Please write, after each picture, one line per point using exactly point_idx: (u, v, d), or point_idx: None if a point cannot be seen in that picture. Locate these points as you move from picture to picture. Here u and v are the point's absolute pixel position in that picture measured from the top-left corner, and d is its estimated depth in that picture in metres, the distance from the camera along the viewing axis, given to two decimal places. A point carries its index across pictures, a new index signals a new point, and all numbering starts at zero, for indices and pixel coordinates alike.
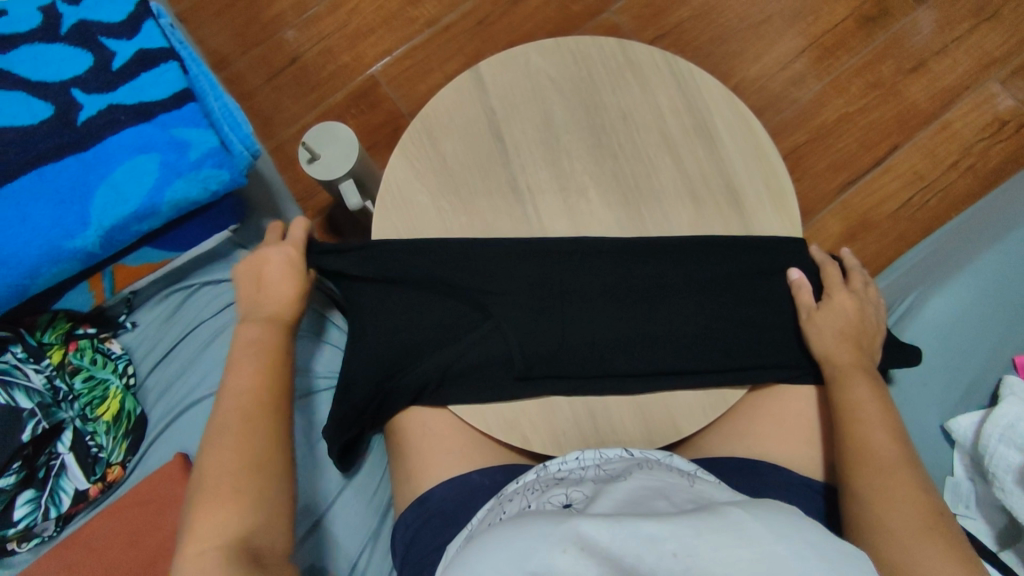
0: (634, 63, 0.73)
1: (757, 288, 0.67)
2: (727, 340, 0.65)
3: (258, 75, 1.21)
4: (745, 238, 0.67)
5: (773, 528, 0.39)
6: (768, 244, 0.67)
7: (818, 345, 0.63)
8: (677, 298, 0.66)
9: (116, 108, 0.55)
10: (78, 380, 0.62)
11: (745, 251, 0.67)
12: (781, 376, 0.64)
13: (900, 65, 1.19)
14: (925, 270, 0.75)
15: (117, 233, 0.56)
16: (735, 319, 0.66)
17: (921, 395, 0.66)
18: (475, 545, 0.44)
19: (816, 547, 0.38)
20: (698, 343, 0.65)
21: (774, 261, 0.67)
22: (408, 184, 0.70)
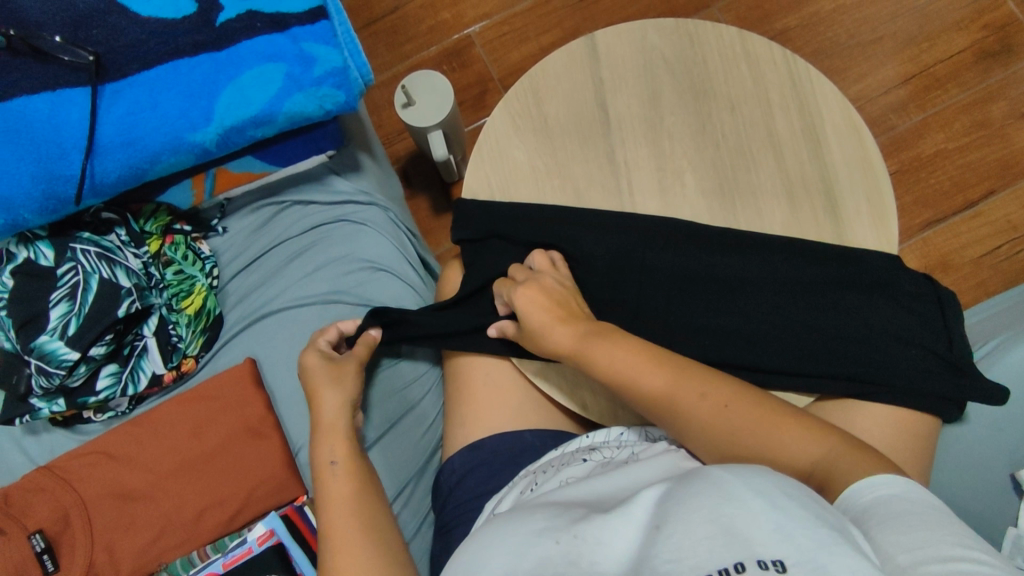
0: (752, 55, 0.72)
1: (848, 300, 0.64)
2: (805, 347, 0.62)
3: (359, 19, 1.23)
4: (839, 247, 0.65)
5: (751, 485, 0.38)
6: (862, 258, 0.65)
7: (898, 368, 0.61)
8: (760, 296, 0.64)
9: (255, 14, 0.57)
10: (169, 271, 0.65)
11: (838, 260, 0.65)
12: (855, 393, 0.61)
13: (1013, 108, 1.14)
14: (1018, 314, 0.71)
15: (234, 134, 0.57)
16: (818, 328, 0.63)
17: (992, 439, 0.63)
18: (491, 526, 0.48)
19: (793, 499, 0.37)
20: (771, 345, 0.63)
21: (870, 276, 0.64)
22: (505, 139, 0.70)
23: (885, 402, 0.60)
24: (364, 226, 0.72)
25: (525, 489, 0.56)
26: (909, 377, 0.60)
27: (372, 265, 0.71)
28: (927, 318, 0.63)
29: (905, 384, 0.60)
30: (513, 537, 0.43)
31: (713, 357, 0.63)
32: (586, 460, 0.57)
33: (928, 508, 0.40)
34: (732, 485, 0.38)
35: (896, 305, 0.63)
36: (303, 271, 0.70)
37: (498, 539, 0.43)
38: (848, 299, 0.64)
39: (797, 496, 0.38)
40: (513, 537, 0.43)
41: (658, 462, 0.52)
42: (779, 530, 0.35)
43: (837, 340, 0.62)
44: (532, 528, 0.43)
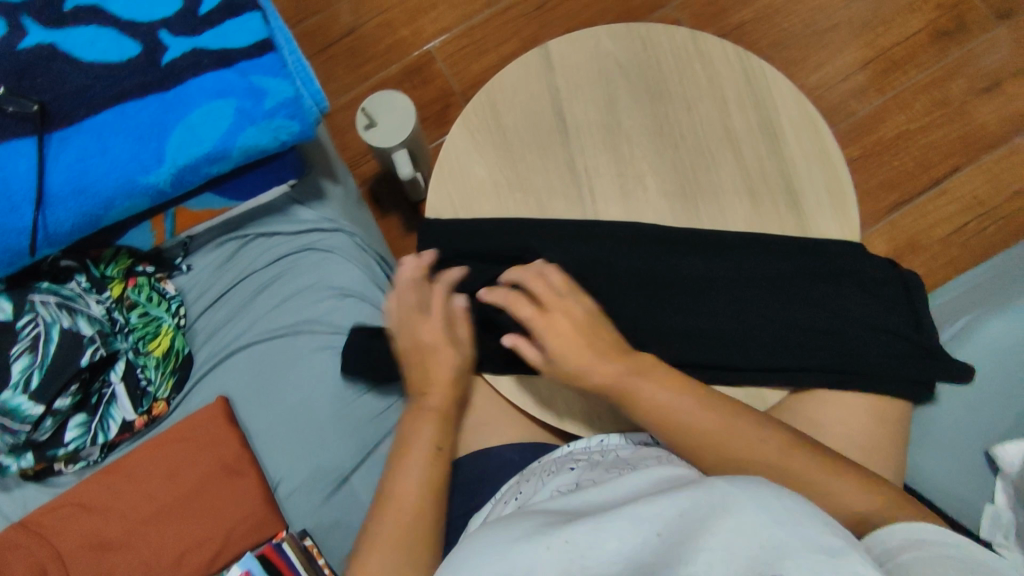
0: (705, 54, 0.72)
1: (814, 291, 0.65)
2: (775, 341, 0.63)
3: (318, 42, 1.23)
4: (804, 241, 0.66)
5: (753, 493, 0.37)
6: (825, 250, 0.66)
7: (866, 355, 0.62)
8: (726, 294, 0.65)
9: (200, 51, 0.56)
10: (134, 314, 0.65)
11: (802, 254, 0.65)
12: (831, 384, 0.61)
13: (971, 85, 1.15)
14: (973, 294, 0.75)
15: (188, 173, 0.57)
16: (784, 321, 0.63)
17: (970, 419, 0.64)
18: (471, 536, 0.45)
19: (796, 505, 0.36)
20: (741, 343, 0.63)
21: (835, 267, 0.65)
22: (466, 154, 0.70)
23: (858, 390, 0.61)
24: (330, 253, 0.72)
25: (511, 502, 0.55)
26: (877, 362, 0.61)
27: (340, 291, 0.71)
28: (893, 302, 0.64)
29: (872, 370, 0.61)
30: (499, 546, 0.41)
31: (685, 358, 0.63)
32: (573, 468, 0.56)
33: (949, 538, 0.39)
34: (729, 495, 0.37)
35: (863, 293, 0.64)
36: (271, 303, 0.70)
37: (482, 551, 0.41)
38: (814, 290, 0.65)
39: (799, 507, 0.37)
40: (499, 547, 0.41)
41: (649, 467, 0.51)
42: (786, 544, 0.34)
43: (806, 332, 0.63)
44: (517, 536, 0.41)
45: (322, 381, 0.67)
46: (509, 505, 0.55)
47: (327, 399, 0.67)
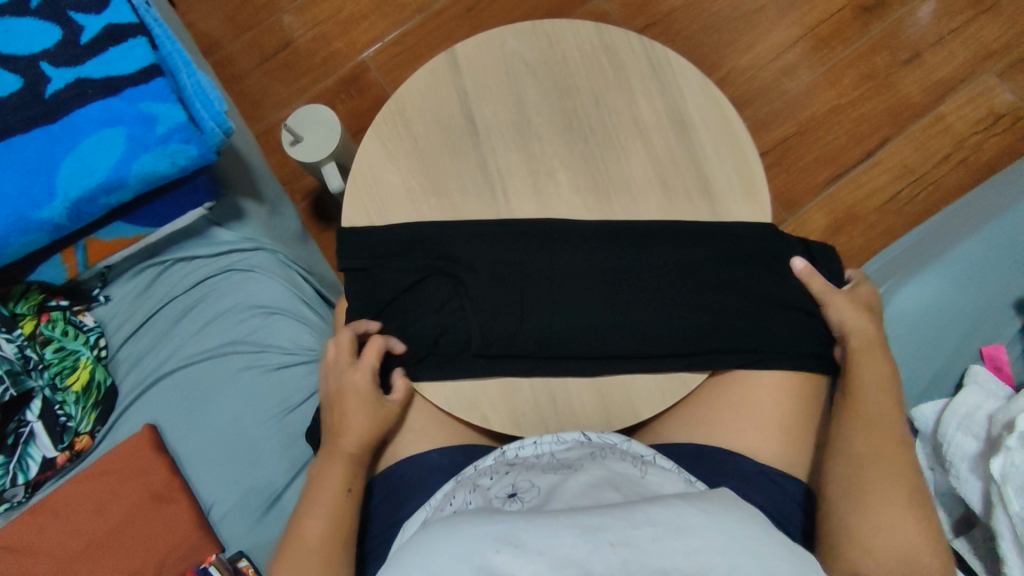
0: (610, 47, 0.73)
1: (731, 273, 0.66)
2: (692, 326, 0.65)
3: (250, 58, 1.22)
4: (723, 226, 0.67)
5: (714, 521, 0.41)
6: (742, 233, 0.67)
7: (782, 336, 0.64)
8: (644, 282, 0.66)
9: (85, 81, 0.56)
10: (49, 350, 0.64)
11: (721, 239, 0.66)
12: (746, 363, 0.64)
13: (894, 57, 1.18)
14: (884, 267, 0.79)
15: (85, 205, 0.56)
16: (701, 306, 0.65)
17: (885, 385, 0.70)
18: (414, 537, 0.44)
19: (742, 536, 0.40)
20: (658, 329, 0.64)
21: (753, 250, 0.66)
22: (379, 164, 0.70)
23: (769, 368, 0.63)
24: (252, 272, 0.71)
25: (445, 508, 0.54)
26: (787, 345, 0.64)
27: (265, 310, 0.70)
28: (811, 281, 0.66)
29: (783, 348, 0.63)
30: (455, 540, 0.40)
31: (604, 349, 0.64)
32: (509, 471, 0.56)
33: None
34: (691, 521, 0.40)
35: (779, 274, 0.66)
36: (194, 328, 0.69)
37: (434, 547, 0.40)
38: (728, 271, 0.66)
39: (753, 537, 0.40)
40: (454, 541, 0.40)
41: (591, 471, 0.52)
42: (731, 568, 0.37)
43: (719, 315, 0.65)
44: (474, 532, 0.40)
45: (250, 401, 0.67)
46: (445, 509, 0.53)
47: (257, 420, 0.67)
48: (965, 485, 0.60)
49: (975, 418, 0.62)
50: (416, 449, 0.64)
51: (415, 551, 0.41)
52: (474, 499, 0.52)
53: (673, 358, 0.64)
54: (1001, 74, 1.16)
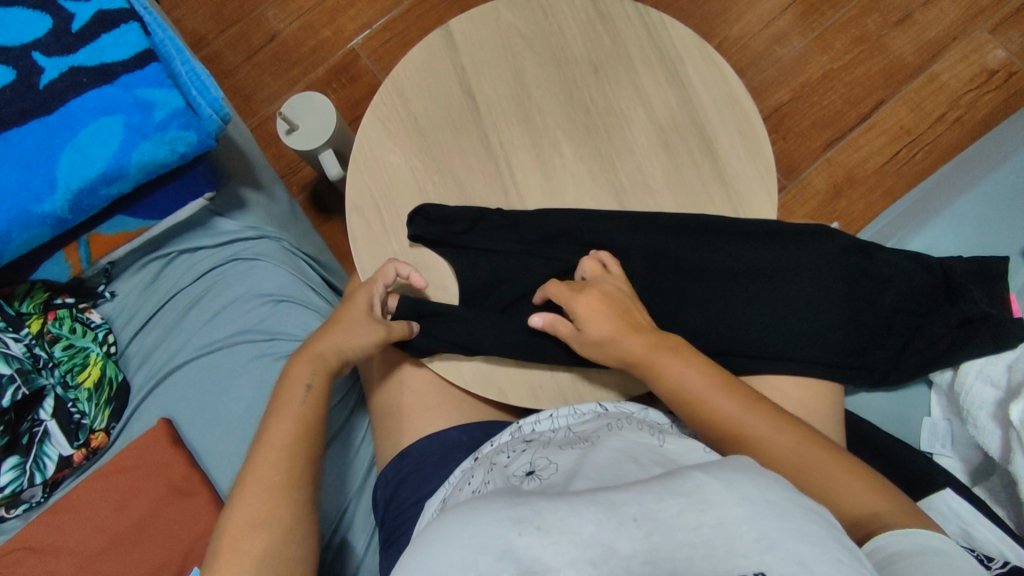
0: (605, 15, 0.72)
1: (754, 249, 0.64)
2: (719, 310, 0.64)
3: (238, 53, 1.20)
4: (749, 223, 0.65)
5: (738, 490, 0.37)
6: (772, 231, 0.65)
7: (814, 338, 0.62)
8: (667, 281, 0.66)
9: (79, 69, 0.55)
10: (58, 348, 0.63)
11: (749, 234, 0.65)
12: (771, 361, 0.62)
13: (886, 19, 1.17)
14: (895, 224, 0.80)
15: (86, 196, 0.56)
16: (727, 289, 0.64)
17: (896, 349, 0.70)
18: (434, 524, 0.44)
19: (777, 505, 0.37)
20: (680, 310, 0.65)
21: (783, 248, 0.64)
22: (380, 143, 0.70)
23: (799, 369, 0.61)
24: (258, 260, 0.71)
25: (464, 488, 0.54)
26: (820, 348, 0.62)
27: (272, 298, 0.70)
28: (843, 254, 0.63)
29: (817, 333, 0.61)
30: (476, 526, 0.39)
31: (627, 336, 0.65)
32: (525, 447, 0.56)
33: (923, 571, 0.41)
34: (716, 491, 0.37)
35: (809, 245, 0.64)
36: (202, 319, 0.69)
37: (455, 531, 0.39)
38: (749, 243, 0.64)
39: (779, 495, 0.37)
40: (475, 526, 0.39)
41: (609, 444, 0.51)
42: (762, 540, 0.34)
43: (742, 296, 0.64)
44: (495, 517, 0.39)
45: (262, 391, 0.67)
46: (465, 490, 0.53)
47: None
48: (984, 434, 0.61)
49: (995, 365, 0.61)
50: (434, 428, 0.64)
51: (436, 536, 0.41)
52: (494, 477, 0.52)
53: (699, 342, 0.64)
54: (993, 30, 1.16)
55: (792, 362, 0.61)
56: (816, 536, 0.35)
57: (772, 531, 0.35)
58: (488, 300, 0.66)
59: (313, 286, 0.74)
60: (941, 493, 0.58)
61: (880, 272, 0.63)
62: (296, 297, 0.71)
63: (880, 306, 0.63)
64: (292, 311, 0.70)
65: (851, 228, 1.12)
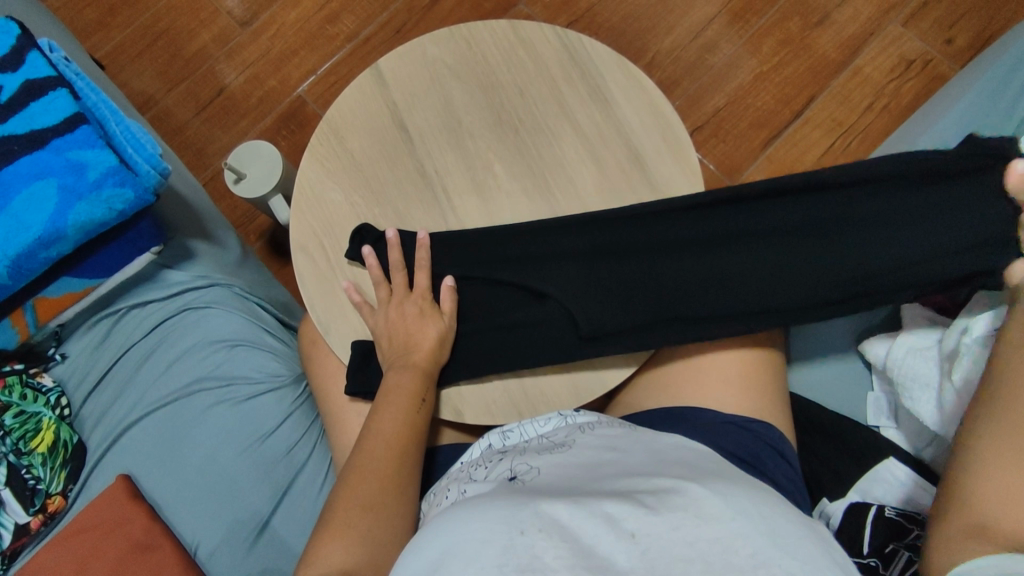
0: (526, 40, 0.75)
1: (694, 225, 0.66)
2: (666, 288, 0.65)
3: (187, 109, 1.22)
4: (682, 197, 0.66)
5: (730, 505, 0.42)
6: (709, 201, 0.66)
7: (765, 302, 0.63)
8: (610, 266, 0.66)
9: (8, 138, 0.57)
10: (8, 416, 0.63)
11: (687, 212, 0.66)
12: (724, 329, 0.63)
13: (806, 20, 1.23)
14: None
15: (25, 261, 0.57)
16: (674, 265, 0.65)
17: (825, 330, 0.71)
18: (426, 530, 0.45)
19: (766, 519, 0.41)
20: (632, 294, 0.65)
21: (720, 221, 0.65)
22: (320, 182, 0.71)
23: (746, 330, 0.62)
24: (209, 308, 0.71)
25: (444, 501, 0.55)
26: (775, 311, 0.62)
27: (226, 343, 0.71)
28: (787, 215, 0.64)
29: (767, 295, 0.63)
30: (483, 528, 0.41)
31: (583, 327, 0.64)
32: (502, 457, 0.57)
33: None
34: (711, 505, 0.41)
35: (752, 212, 0.65)
36: (157, 371, 0.69)
37: (460, 527, 0.42)
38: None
39: (765, 508, 0.42)
40: (481, 519, 0.42)
41: (591, 448, 0.53)
42: (757, 555, 0.38)
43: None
44: (500, 521, 0.41)
45: (222, 435, 0.67)
46: (446, 502, 0.54)
47: (237, 455, 0.67)
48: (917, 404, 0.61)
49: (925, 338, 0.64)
50: None
51: (435, 541, 0.42)
52: (475, 487, 0.53)
53: (658, 319, 0.64)
54: (906, 22, 1.22)
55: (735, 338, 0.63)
56: (799, 540, 0.40)
57: (763, 549, 0.38)
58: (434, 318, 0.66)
59: (268, 326, 0.75)
60: (885, 461, 0.61)
61: (845, 218, 0.63)
62: (250, 341, 0.71)
63: (852, 248, 0.62)
64: (248, 354, 0.71)
65: None
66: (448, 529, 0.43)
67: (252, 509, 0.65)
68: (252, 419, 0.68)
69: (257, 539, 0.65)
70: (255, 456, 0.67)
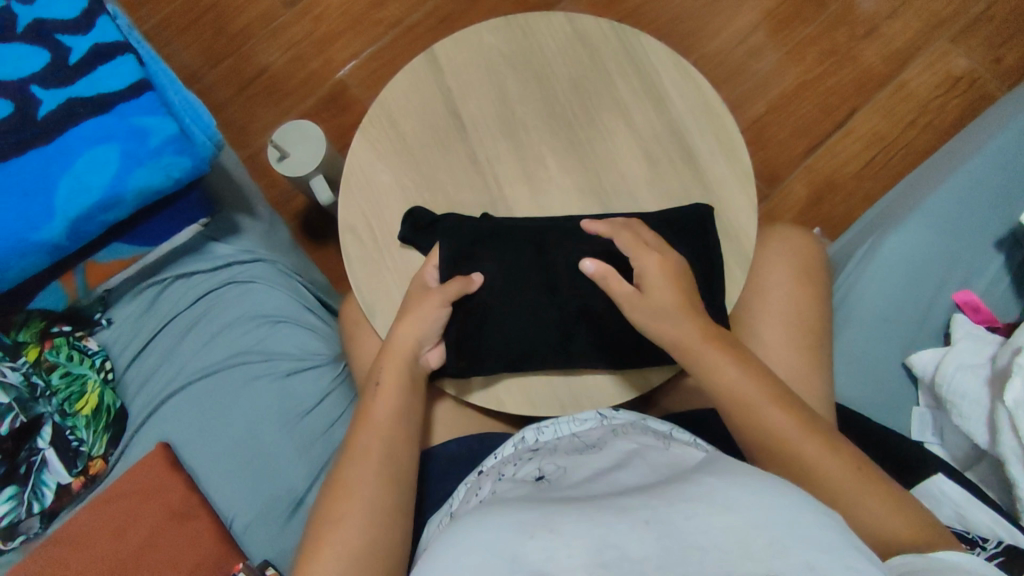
0: (583, 34, 0.74)
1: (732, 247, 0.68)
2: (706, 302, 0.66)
3: (228, 87, 1.23)
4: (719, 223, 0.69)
5: (748, 492, 0.39)
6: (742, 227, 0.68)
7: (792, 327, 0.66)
8: None
9: (76, 101, 0.57)
10: (55, 376, 0.64)
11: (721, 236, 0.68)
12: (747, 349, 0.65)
13: (854, 32, 1.22)
14: (875, 223, 0.80)
15: (83, 223, 0.57)
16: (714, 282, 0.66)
17: (872, 344, 0.70)
18: (443, 537, 0.45)
19: (791, 508, 0.38)
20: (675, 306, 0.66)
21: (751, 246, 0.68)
22: (371, 164, 0.71)
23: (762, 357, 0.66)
24: (254, 283, 0.72)
25: (472, 498, 0.54)
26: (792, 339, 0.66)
27: (270, 319, 0.71)
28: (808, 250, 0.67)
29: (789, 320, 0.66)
30: (490, 533, 0.41)
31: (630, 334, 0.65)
32: (532, 456, 0.56)
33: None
34: (729, 494, 0.39)
35: None
36: (200, 342, 0.70)
37: (470, 533, 0.42)
38: (725, 245, 0.68)
39: (790, 497, 0.39)
40: (498, 520, 0.41)
41: (619, 449, 0.52)
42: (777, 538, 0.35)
43: (725, 296, 0.67)
44: (509, 525, 0.41)
45: (261, 409, 0.68)
46: (472, 500, 0.53)
47: (275, 430, 0.67)
48: (967, 422, 0.62)
49: (979, 355, 0.64)
50: (431, 442, 0.67)
51: (448, 547, 0.42)
52: (502, 484, 0.52)
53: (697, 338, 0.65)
54: (955, 39, 1.21)
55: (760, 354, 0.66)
56: (826, 530, 0.36)
57: (783, 536, 0.35)
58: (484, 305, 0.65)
59: (310, 304, 0.75)
60: (933, 477, 0.60)
61: None
62: (291, 318, 0.71)
63: None
64: (289, 330, 0.71)
65: (832, 233, 1.16)
66: (462, 534, 0.43)
67: (287, 485, 0.66)
68: (292, 395, 0.68)
69: (292, 515, 0.65)
70: (292, 433, 0.67)
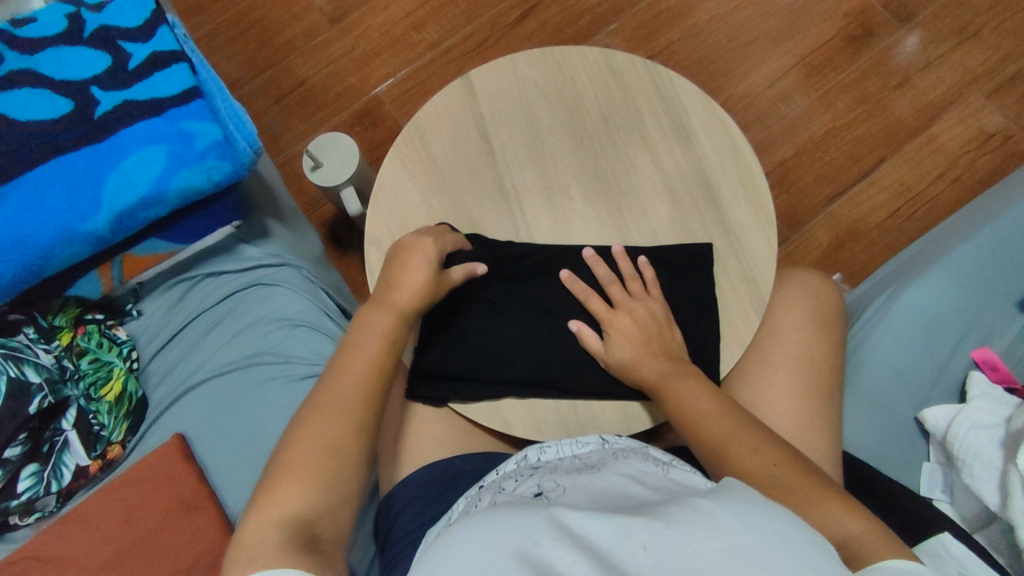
0: (616, 70, 0.77)
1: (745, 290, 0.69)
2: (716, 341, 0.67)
3: (268, 96, 1.27)
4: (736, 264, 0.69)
5: (742, 519, 0.38)
6: (759, 270, 0.69)
7: (802, 371, 0.67)
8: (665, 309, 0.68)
9: (130, 103, 0.61)
10: (84, 361, 0.66)
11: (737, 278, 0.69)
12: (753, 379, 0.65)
13: (886, 82, 1.23)
14: (894, 274, 0.80)
15: (127, 218, 0.60)
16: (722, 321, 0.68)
17: (884, 398, 0.70)
18: (439, 547, 0.45)
19: (783, 536, 0.37)
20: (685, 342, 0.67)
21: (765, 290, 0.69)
22: (400, 181, 0.74)
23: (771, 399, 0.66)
24: (277, 286, 0.74)
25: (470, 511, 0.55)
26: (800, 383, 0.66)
27: (289, 321, 0.73)
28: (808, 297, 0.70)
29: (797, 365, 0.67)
30: (488, 550, 0.41)
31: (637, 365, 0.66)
32: (533, 473, 0.57)
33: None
34: (724, 521, 0.38)
35: None
36: (222, 339, 0.72)
37: (467, 547, 0.42)
38: (741, 286, 0.69)
39: (784, 525, 0.39)
40: (493, 533, 0.42)
41: (618, 472, 0.53)
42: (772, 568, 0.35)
43: (738, 336, 0.68)
44: (506, 541, 0.41)
45: (272, 409, 0.69)
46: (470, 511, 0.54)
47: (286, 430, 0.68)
48: (976, 480, 0.61)
49: (995, 416, 0.63)
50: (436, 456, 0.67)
51: (445, 559, 0.42)
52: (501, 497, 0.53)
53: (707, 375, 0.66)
54: (988, 94, 1.21)
55: (769, 396, 0.66)
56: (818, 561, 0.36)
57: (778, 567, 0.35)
58: (502, 326, 0.67)
59: (329, 311, 0.77)
60: (938, 536, 0.59)
61: None
62: (310, 323, 0.73)
63: None
64: (307, 335, 0.72)
65: (853, 280, 1.15)
66: (458, 547, 0.43)
67: None
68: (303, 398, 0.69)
69: None
70: None
